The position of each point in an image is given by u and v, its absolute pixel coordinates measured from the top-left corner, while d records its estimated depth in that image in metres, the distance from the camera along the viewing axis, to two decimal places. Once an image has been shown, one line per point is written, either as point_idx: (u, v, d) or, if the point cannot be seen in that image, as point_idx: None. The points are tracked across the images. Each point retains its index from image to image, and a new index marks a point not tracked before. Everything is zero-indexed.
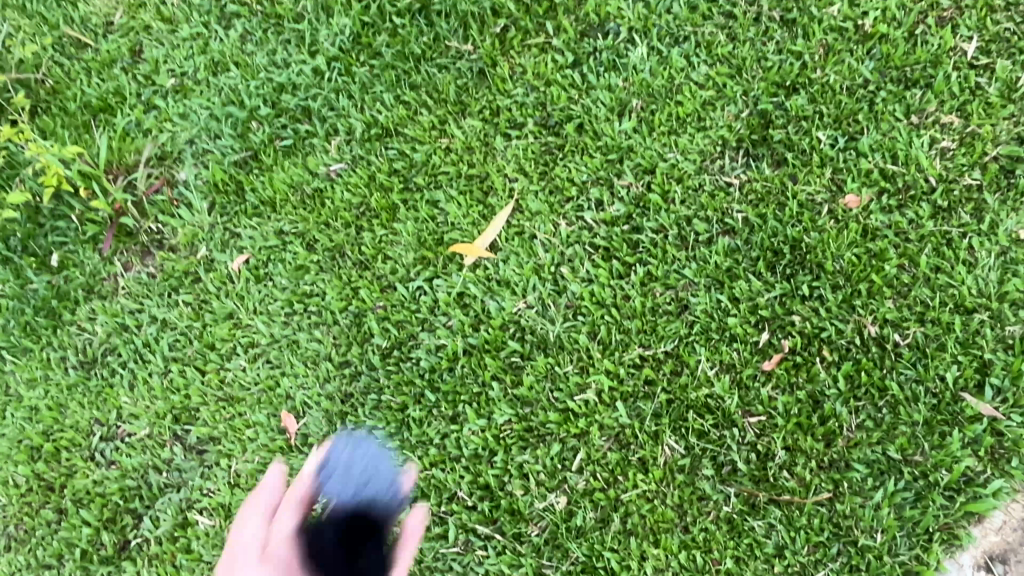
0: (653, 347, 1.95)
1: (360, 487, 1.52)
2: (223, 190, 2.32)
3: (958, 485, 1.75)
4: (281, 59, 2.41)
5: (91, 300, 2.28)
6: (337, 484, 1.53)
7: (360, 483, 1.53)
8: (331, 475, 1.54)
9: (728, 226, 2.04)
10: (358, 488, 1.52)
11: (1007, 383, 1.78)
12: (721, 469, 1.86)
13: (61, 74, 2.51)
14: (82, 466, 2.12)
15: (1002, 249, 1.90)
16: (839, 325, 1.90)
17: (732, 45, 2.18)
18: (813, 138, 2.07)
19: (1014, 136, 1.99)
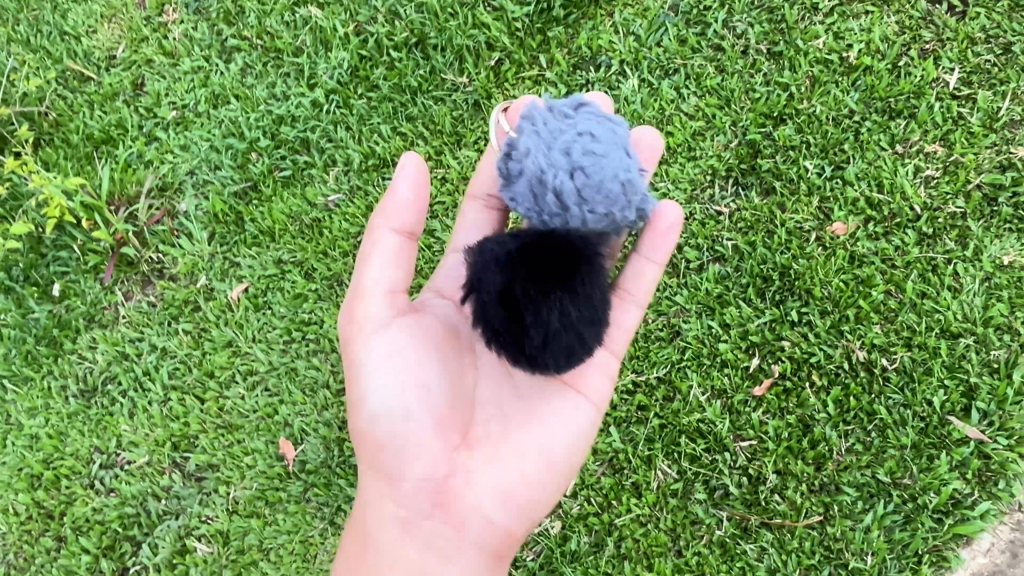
0: (646, 373, 1.98)
1: (576, 173, 1.20)
2: (223, 221, 2.36)
3: (946, 507, 1.77)
4: (281, 92, 2.46)
5: (91, 329, 2.31)
6: (540, 164, 1.23)
7: (572, 167, 1.21)
8: (542, 171, 1.22)
9: (718, 253, 2.07)
10: (571, 170, 1.21)
11: (993, 407, 1.82)
12: (713, 493, 1.89)
13: (64, 107, 2.56)
14: (82, 493, 2.15)
15: (986, 275, 1.95)
16: (828, 350, 1.93)
17: (720, 77, 2.23)
18: (800, 166, 2.11)
19: (996, 165, 2.05)
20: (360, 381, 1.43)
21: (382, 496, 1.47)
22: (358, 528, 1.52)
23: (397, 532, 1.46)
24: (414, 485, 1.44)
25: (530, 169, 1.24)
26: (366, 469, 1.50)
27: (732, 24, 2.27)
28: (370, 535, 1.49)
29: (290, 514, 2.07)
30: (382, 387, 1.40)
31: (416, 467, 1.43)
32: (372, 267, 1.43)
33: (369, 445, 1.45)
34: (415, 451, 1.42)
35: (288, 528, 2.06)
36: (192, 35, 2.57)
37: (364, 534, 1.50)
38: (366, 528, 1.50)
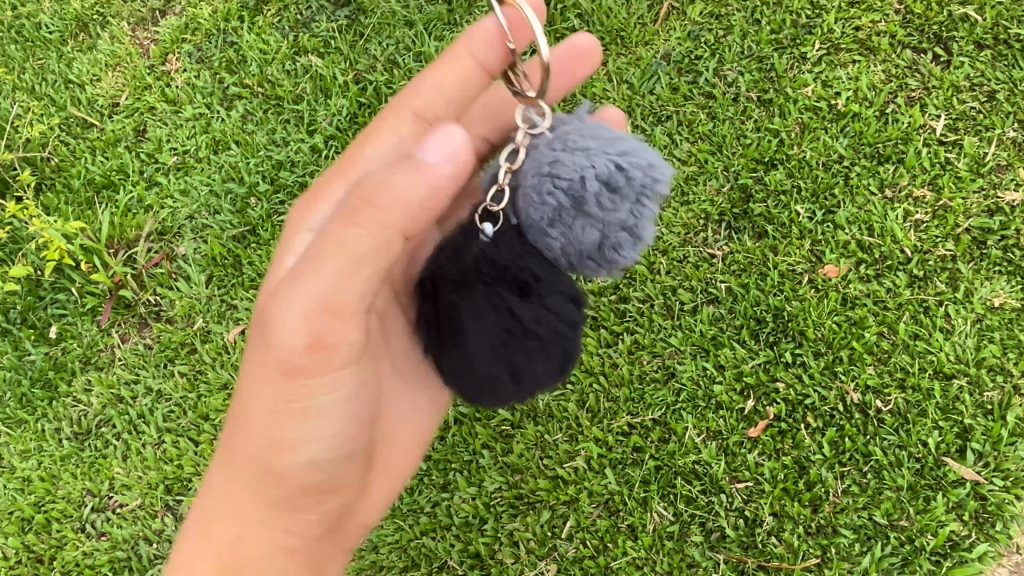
0: (640, 415, 1.99)
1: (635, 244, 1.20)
2: (221, 264, 2.37)
3: (944, 549, 1.77)
4: (281, 138, 2.50)
5: (87, 371, 2.31)
6: (619, 237, 1.17)
7: (637, 240, 1.19)
8: (612, 250, 1.18)
9: (712, 295, 2.09)
10: (636, 239, 1.19)
11: (988, 448, 1.82)
12: (709, 535, 1.88)
13: (67, 152, 2.60)
14: (72, 537, 2.13)
15: (978, 316, 1.96)
16: (821, 392, 1.94)
17: (712, 123, 2.27)
18: (792, 211, 2.14)
19: (984, 209, 2.08)
20: (298, 420, 1.25)
21: (275, 524, 1.38)
22: (230, 549, 1.39)
23: (284, 559, 1.41)
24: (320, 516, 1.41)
25: (601, 228, 1.16)
26: (262, 496, 1.35)
27: (723, 73, 2.33)
28: (253, 558, 1.39)
29: None
30: (326, 437, 1.28)
31: (334, 501, 1.40)
32: (357, 278, 1.10)
33: (291, 486, 1.32)
34: (341, 488, 1.40)
35: None
36: (194, 82, 2.62)
37: (246, 558, 1.39)
38: (245, 549, 1.39)
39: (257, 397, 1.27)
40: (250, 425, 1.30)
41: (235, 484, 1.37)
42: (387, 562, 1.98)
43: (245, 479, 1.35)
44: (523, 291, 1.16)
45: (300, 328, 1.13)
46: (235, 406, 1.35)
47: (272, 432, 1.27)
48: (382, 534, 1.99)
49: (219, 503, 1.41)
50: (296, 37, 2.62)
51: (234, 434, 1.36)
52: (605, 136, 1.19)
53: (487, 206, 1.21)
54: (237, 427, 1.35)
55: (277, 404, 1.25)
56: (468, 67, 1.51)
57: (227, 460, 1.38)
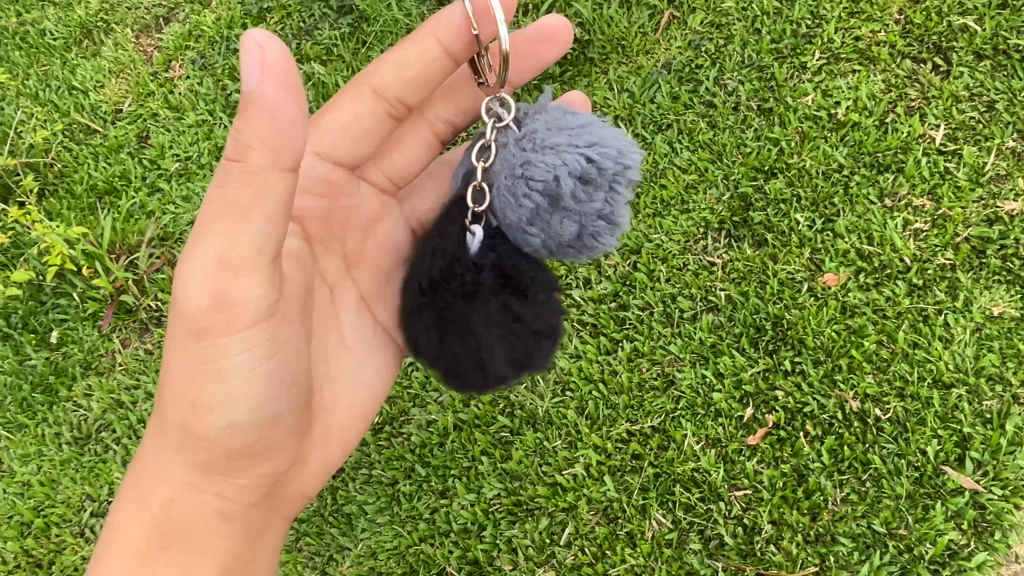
0: (640, 422, 1.99)
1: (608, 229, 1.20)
2: None
3: (943, 558, 1.77)
4: None
5: (88, 376, 2.32)
6: (596, 227, 1.18)
7: (609, 227, 1.19)
8: (591, 238, 1.20)
9: (712, 303, 2.10)
10: (610, 224, 1.19)
11: (987, 457, 1.82)
12: (708, 543, 1.88)
13: (69, 158, 2.61)
14: (71, 542, 2.13)
15: (977, 325, 1.96)
16: (820, 400, 1.94)
17: (712, 132, 2.28)
18: (792, 220, 2.15)
19: (983, 219, 2.08)
20: (214, 376, 1.26)
21: (205, 486, 1.37)
22: (161, 517, 1.37)
23: (220, 523, 1.39)
24: (251, 480, 1.40)
25: (578, 219, 1.17)
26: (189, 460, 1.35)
27: (723, 81, 2.34)
28: (184, 525, 1.37)
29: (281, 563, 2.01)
30: (244, 393, 1.27)
31: (266, 465, 1.39)
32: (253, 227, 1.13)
33: (215, 450, 1.32)
34: (271, 449, 1.38)
35: None
36: (197, 89, 2.64)
37: (175, 525, 1.37)
38: (176, 515, 1.37)
39: (177, 356, 1.28)
40: (171, 386, 1.31)
41: (163, 449, 1.37)
42: (385, 568, 1.98)
43: (171, 443, 1.36)
44: (522, 293, 1.27)
45: (203, 288, 1.19)
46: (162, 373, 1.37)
47: (191, 391, 1.27)
48: (381, 539, 2.00)
49: (149, 471, 1.40)
50: (299, 45, 2.64)
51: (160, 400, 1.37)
52: (572, 125, 1.18)
53: (471, 209, 1.25)
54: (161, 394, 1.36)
55: (194, 360, 1.25)
56: (432, 52, 1.47)
57: (156, 425, 1.39)
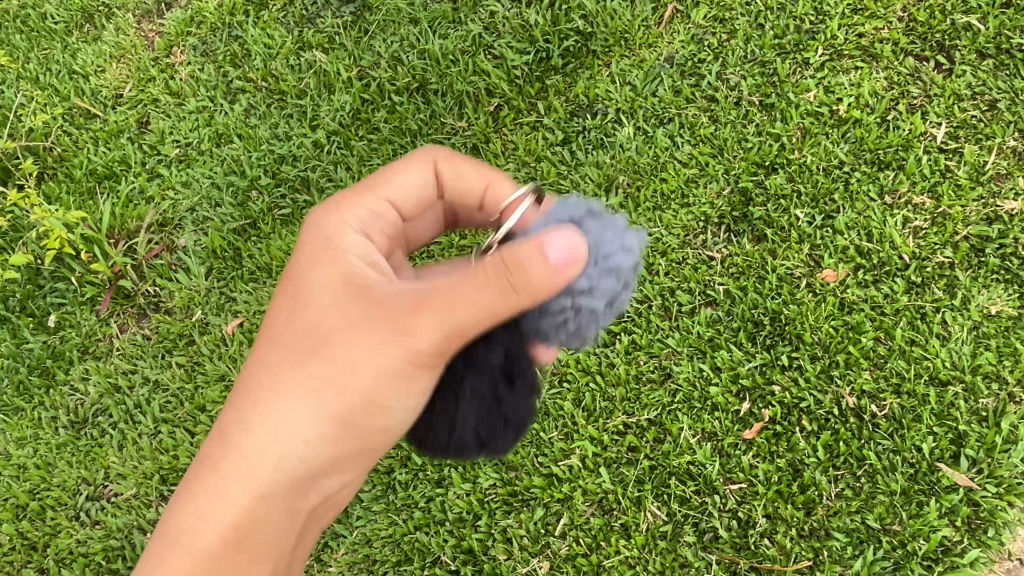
0: (637, 415, 1.99)
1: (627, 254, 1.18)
2: (222, 256, 2.39)
3: (936, 554, 1.77)
4: (283, 132, 2.51)
5: (85, 360, 2.32)
6: (614, 250, 1.16)
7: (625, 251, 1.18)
8: (607, 259, 1.16)
9: (710, 297, 2.10)
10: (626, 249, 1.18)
11: (982, 455, 1.82)
12: (702, 536, 1.88)
13: (69, 142, 2.61)
14: (67, 525, 2.13)
15: (974, 324, 1.96)
16: (818, 396, 1.94)
17: (714, 126, 2.28)
18: (792, 215, 2.15)
19: (982, 217, 2.08)
20: (400, 395, 1.23)
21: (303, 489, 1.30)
22: (244, 517, 1.27)
23: (288, 530, 1.32)
24: (335, 491, 1.36)
25: (598, 246, 1.16)
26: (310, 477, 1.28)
27: (726, 76, 2.33)
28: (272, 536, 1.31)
29: None
30: (399, 415, 1.26)
31: (345, 484, 1.37)
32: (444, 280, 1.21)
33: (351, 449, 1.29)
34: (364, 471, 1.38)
35: None
36: (198, 75, 2.63)
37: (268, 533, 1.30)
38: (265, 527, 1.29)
39: (359, 376, 1.22)
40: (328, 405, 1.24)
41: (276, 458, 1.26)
42: (380, 557, 1.98)
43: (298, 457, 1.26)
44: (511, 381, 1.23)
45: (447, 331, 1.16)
46: (302, 373, 1.25)
47: (362, 422, 1.26)
48: (376, 527, 2.00)
49: (246, 475, 1.27)
50: (301, 33, 2.63)
51: (291, 404, 1.25)
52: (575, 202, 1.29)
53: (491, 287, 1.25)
54: (297, 399, 1.25)
55: (384, 386, 1.22)
56: (476, 185, 1.53)
57: (268, 428, 1.26)
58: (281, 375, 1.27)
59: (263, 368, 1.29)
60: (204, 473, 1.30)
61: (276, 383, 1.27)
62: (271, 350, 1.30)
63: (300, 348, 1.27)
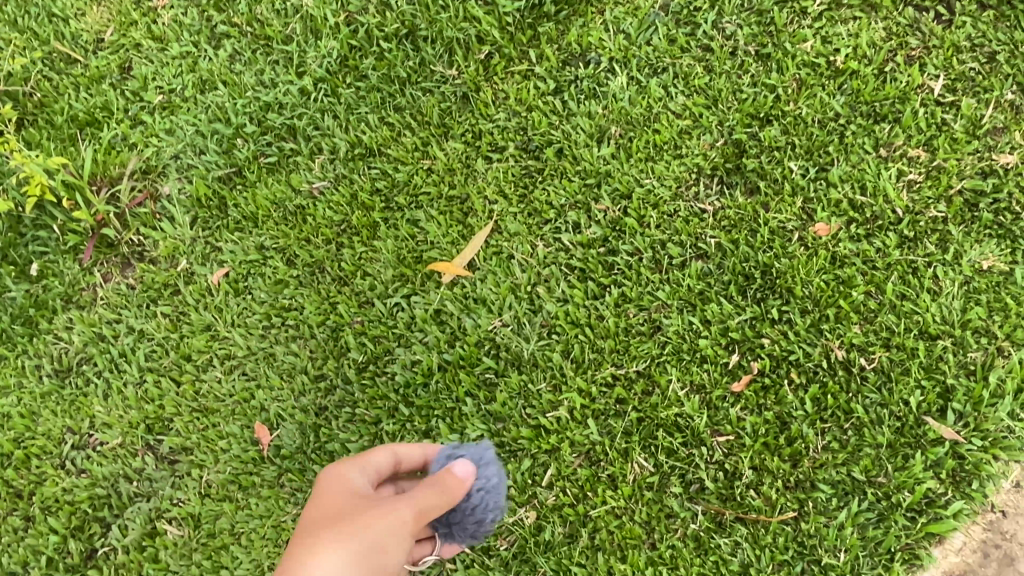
0: (625, 366, 1.98)
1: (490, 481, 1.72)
2: (207, 206, 2.35)
3: (920, 506, 1.77)
4: (269, 79, 2.45)
5: (69, 310, 2.29)
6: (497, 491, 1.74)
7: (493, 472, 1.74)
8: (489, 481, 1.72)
9: (701, 251, 2.09)
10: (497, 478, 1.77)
11: (969, 408, 1.82)
12: (689, 487, 1.88)
13: (49, 87, 2.53)
14: (52, 474, 2.10)
15: (966, 279, 1.95)
16: (807, 349, 1.94)
17: (709, 76, 2.24)
18: (785, 167, 2.12)
19: (978, 171, 2.05)
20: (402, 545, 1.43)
21: None
22: None
23: None
24: None
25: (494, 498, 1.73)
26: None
27: (722, 26, 2.28)
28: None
29: (263, 498, 2.00)
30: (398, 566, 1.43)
31: None
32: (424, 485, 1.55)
33: None
34: None
35: (262, 512, 1.99)
36: (181, 19, 2.55)
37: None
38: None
39: (381, 524, 1.41)
40: (354, 549, 1.35)
41: None
42: None
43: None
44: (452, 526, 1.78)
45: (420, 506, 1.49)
46: (328, 530, 1.39)
47: (375, 547, 1.38)
48: None
49: None
50: None
51: (325, 553, 1.34)
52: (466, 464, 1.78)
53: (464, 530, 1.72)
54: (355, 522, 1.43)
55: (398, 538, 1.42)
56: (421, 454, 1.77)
57: (313, 554, 1.33)
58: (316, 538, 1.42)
59: (302, 531, 1.43)
60: None
61: (313, 540, 1.37)
62: (307, 521, 1.46)
63: (331, 514, 1.45)
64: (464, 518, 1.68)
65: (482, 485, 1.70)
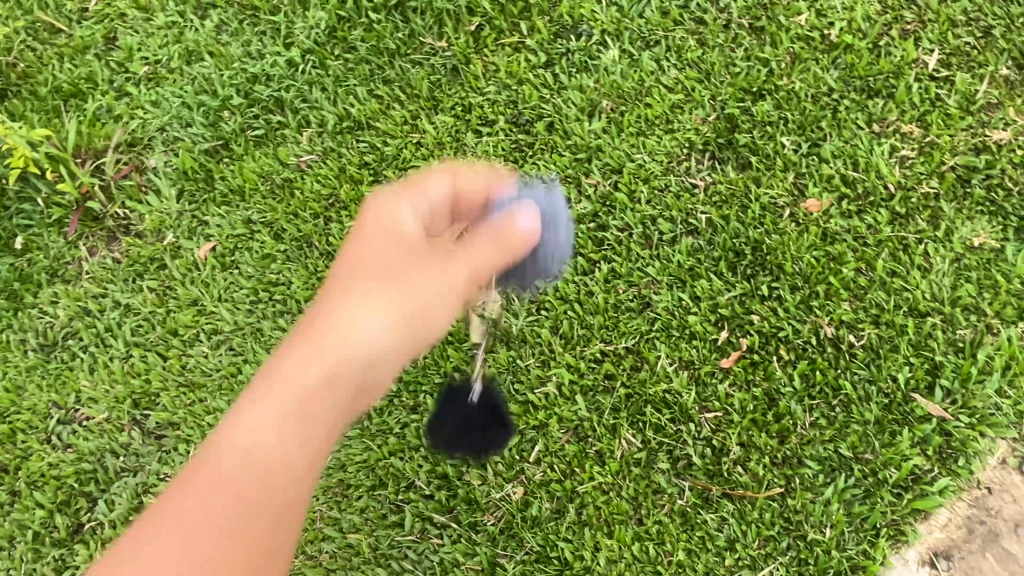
0: (614, 342, 1.97)
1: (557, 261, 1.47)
2: (193, 178, 2.32)
3: (906, 482, 1.78)
4: (256, 50, 2.41)
5: (54, 284, 2.27)
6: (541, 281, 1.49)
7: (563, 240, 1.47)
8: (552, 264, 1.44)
9: (692, 226, 2.07)
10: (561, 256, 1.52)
11: (956, 385, 1.82)
12: (676, 463, 1.87)
13: (32, 58, 2.48)
14: (37, 448, 2.09)
15: (956, 255, 1.94)
16: (796, 325, 1.93)
17: (701, 50, 2.21)
18: (777, 142, 2.11)
19: (971, 148, 2.04)
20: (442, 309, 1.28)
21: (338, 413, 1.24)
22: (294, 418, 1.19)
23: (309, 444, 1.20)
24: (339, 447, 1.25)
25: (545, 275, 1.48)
26: (291, 462, 1.16)
27: None
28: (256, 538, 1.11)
29: None
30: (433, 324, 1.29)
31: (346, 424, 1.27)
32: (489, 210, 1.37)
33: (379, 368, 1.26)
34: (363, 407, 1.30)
35: None
36: None
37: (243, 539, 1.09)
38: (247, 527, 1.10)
39: (424, 308, 1.27)
40: (400, 308, 1.26)
41: (348, 346, 1.24)
42: (354, 481, 1.94)
43: (281, 430, 1.18)
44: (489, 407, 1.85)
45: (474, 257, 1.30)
46: (361, 295, 1.26)
47: (409, 320, 1.26)
48: (350, 453, 1.95)
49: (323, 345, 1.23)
50: None
51: (370, 304, 1.25)
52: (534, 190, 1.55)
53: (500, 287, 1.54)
54: (357, 300, 1.26)
55: (440, 304, 1.28)
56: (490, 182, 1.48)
57: (349, 308, 1.25)
58: (321, 302, 1.29)
59: (339, 288, 1.28)
60: (262, 399, 1.19)
61: (348, 302, 1.26)
62: (347, 269, 1.31)
63: (378, 258, 1.30)
64: (529, 272, 1.43)
65: (549, 244, 1.42)
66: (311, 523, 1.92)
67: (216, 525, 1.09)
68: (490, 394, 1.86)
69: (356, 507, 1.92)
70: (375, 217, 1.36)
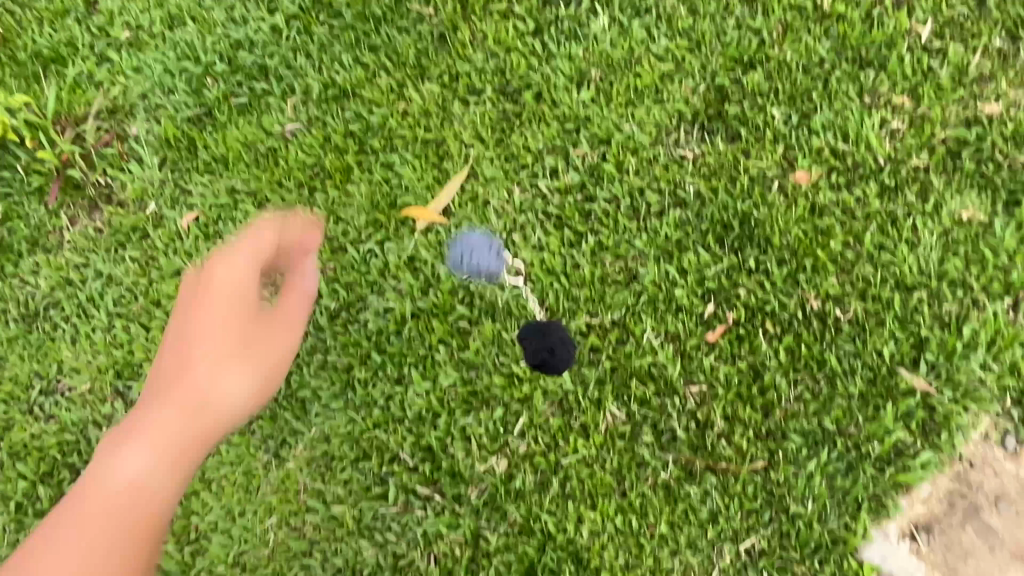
0: (600, 315, 1.96)
1: None
2: (176, 147, 2.28)
3: (889, 457, 1.79)
4: (240, 16, 2.34)
5: (35, 254, 2.24)
6: None
7: None
8: None
9: (680, 199, 2.05)
10: None
11: (941, 359, 1.82)
12: (660, 436, 1.87)
13: (11, 22, 2.39)
14: (22, 419, 2.08)
15: (944, 229, 1.93)
16: (783, 299, 1.92)
17: (692, 19, 2.15)
18: (767, 114, 2.08)
19: (962, 120, 2.02)
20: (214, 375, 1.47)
21: (161, 499, 1.41)
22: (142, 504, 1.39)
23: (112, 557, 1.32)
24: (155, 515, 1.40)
25: None
26: (151, 512, 1.40)
27: None
28: (150, 516, 1.39)
29: (234, 444, 1.93)
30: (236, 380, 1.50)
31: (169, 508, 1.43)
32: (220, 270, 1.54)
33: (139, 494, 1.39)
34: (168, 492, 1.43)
35: (233, 458, 1.92)
36: None
37: (150, 508, 1.40)
38: (156, 508, 1.40)
39: (216, 384, 1.48)
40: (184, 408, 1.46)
41: (129, 475, 1.41)
42: (338, 453, 1.93)
43: (136, 485, 1.41)
44: (548, 331, 1.91)
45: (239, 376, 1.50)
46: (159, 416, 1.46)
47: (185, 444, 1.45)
48: (335, 425, 1.95)
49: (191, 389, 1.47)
50: None
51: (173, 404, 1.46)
52: None
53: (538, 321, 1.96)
54: (214, 367, 1.48)
55: (169, 429, 1.44)
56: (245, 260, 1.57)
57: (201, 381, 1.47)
58: (141, 411, 1.49)
59: (196, 360, 1.48)
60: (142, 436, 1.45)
61: (163, 401, 1.47)
62: (173, 349, 1.52)
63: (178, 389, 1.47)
64: None
65: None
66: (295, 495, 1.91)
67: (108, 547, 1.32)
68: (541, 338, 1.91)
69: (340, 479, 1.91)
70: (217, 294, 1.52)
